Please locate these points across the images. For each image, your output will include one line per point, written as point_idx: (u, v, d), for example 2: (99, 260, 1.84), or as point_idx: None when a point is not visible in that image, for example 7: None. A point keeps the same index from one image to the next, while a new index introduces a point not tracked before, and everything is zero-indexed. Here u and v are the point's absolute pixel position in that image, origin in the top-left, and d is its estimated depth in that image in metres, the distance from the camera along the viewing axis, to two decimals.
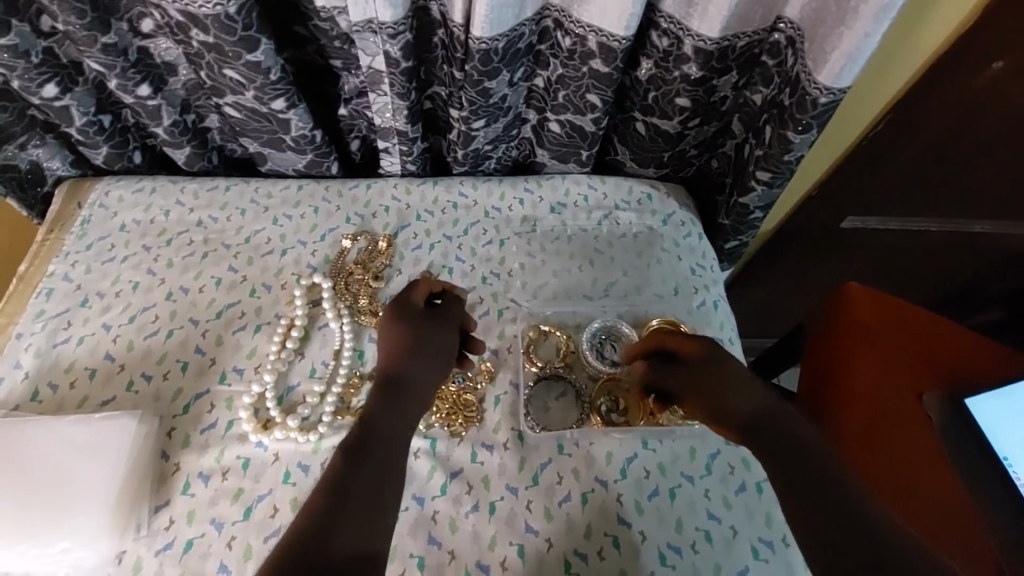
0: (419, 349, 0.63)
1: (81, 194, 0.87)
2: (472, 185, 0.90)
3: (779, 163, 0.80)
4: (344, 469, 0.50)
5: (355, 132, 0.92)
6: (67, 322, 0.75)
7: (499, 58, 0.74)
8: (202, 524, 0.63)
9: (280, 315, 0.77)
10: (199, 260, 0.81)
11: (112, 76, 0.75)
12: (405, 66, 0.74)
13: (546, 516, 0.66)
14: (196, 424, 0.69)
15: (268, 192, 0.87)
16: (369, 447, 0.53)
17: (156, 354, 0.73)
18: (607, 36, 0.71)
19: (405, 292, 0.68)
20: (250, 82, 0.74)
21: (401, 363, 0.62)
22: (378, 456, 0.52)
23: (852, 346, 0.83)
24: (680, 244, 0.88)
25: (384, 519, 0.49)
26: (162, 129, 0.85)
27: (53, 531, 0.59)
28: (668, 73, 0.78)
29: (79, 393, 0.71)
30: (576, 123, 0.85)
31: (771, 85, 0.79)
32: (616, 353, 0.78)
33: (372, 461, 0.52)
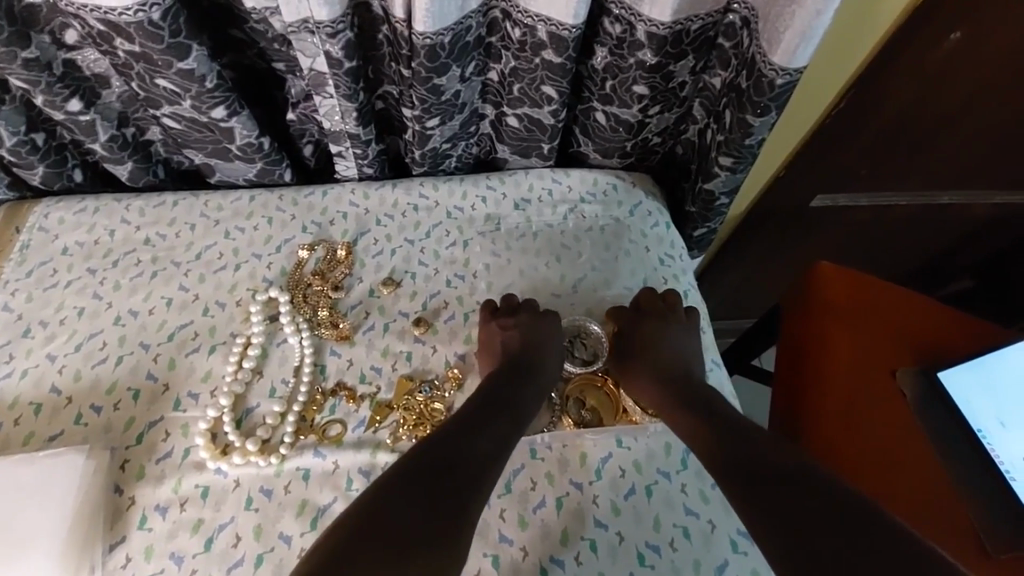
0: (549, 339, 0.73)
1: (18, 217, 0.82)
2: (432, 185, 0.88)
3: (740, 147, 0.78)
4: (448, 447, 0.56)
5: (306, 137, 0.88)
6: (8, 354, 0.71)
7: (446, 53, 0.71)
8: (161, 559, 0.60)
9: (235, 333, 0.74)
10: (148, 280, 0.77)
11: (38, 92, 0.71)
12: (349, 66, 0.71)
13: (521, 523, 0.65)
14: (150, 454, 0.65)
15: (218, 205, 0.84)
16: (498, 414, 0.63)
17: (105, 383, 0.69)
18: (556, 25, 0.69)
19: (546, 316, 0.75)
20: (186, 91, 0.71)
21: (512, 386, 0.67)
22: (459, 478, 0.54)
23: (825, 327, 0.83)
24: (648, 234, 0.87)
25: (453, 546, 0.49)
26: (100, 146, 0.80)
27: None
28: (624, 60, 0.75)
29: (24, 429, 0.67)
30: (534, 116, 0.83)
31: (729, 68, 0.78)
32: (586, 352, 0.77)
33: (451, 481, 0.53)
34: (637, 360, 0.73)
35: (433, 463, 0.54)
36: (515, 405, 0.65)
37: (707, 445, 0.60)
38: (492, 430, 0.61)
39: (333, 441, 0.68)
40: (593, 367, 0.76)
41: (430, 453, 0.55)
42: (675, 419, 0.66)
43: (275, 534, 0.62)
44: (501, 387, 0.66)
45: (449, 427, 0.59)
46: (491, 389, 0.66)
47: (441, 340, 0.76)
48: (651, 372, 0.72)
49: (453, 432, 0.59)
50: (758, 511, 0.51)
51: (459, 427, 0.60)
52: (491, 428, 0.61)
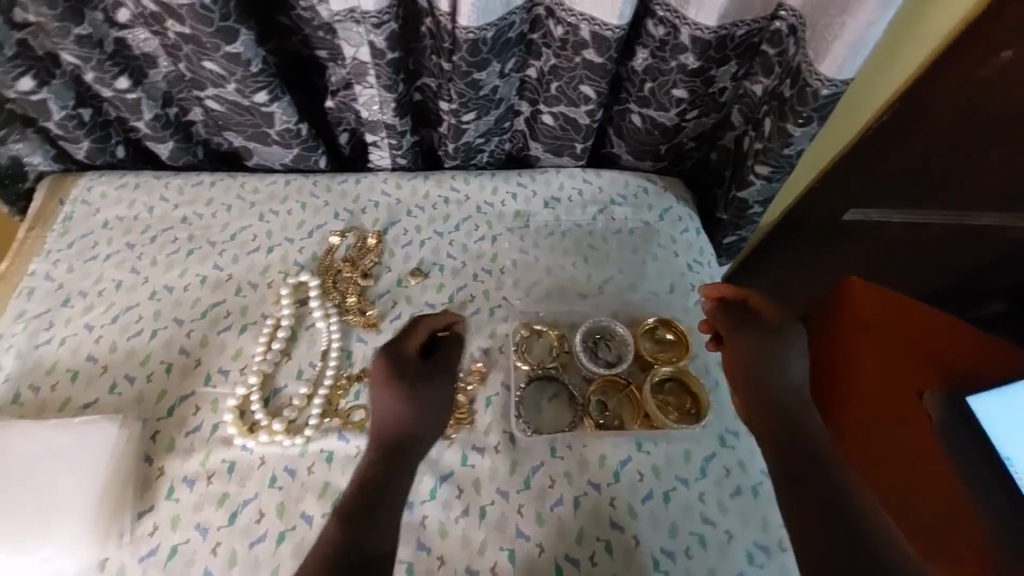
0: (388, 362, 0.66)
1: (63, 189, 0.85)
2: (463, 179, 0.88)
3: (778, 157, 0.77)
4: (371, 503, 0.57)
5: (343, 125, 0.89)
6: (49, 322, 0.73)
7: (488, 48, 0.71)
8: (187, 529, 0.61)
9: (266, 314, 0.76)
10: (184, 258, 0.79)
11: (88, 68, 0.73)
12: (391, 57, 0.72)
13: (538, 520, 0.65)
14: (181, 427, 0.67)
15: (253, 188, 0.85)
16: (406, 460, 0.61)
17: (140, 354, 0.71)
18: (600, 24, 0.68)
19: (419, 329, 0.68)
20: (231, 74, 0.72)
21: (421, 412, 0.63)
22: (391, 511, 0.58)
23: (851, 346, 0.85)
24: (677, 240, 0.87)
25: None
26: (145, 124, 0.82)
27: (42, 539, 0.58)
28: (665, 63, 0.75)
29: (61, 395, 0.69)
30: (569, 115, 0.83)
31: (771, 75, 0.77)
32: (610, 353, 0.76)
33: (383, 517, 0.57)
34: (749, 342, 0.65)
35: (372, 500, 0.57)
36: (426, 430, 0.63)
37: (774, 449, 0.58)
38: (416, 455, 0.62)
39: (357, 426, 0.69)
40: (616, 369, 0.74)
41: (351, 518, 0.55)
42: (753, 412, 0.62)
43: (297, 512, 0.63)
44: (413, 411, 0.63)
45: (382, 458, 0.61)
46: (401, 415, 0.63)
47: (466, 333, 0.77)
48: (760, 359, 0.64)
49: (370, 492, 0.58)
50: (793, 507, 0.53)
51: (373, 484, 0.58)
52: (404, 480, 0.60)
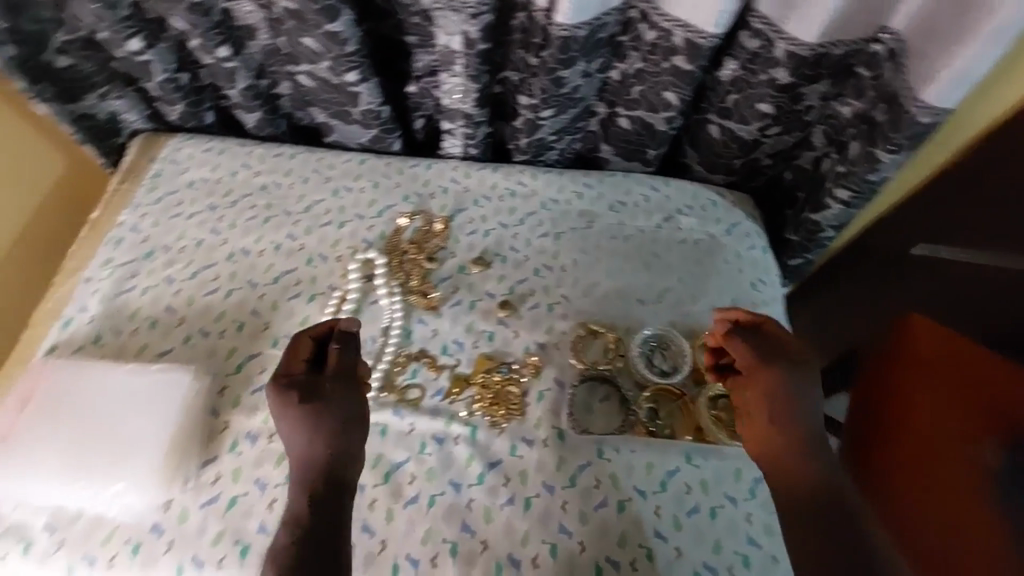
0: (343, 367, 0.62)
1: (154, 148, 0.90)
2: (531, 174, 0.89)
3: (861, 182, 0.77)
4: (311, 537, 0.52)
5: (420, 110, 0.91)
6: (133, 271, 0.77)
7: (578, 47, 0.71)
8: (247, 482, 0.64)
9: (333, 286, 0.78)
10: (261, 224, 0.82)
11: (195, 34, 0.77)
12: (482, 48, 0.74)
13: (581, 519, 0.65)
14: (247, 384, 0.70)
15: (330, 163, 0.88)
16: (341, 481, 0.57)
17: (214, 311, 0.74)
18: (696, 32, 0.68)
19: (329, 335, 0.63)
20: (328, 52, 0.74)
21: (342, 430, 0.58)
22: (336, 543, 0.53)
23: (907, 381, 0.80)
24: (743, 256, 0.85)
25: None
26: (237, 93, 0.86)
27: (118, 476, 0.61)
28: (754, 76, 0.74)
29: (140, 341, 0.72)
30: (647, 120, 0.83)
31: (863, 98, 0.74)
32: (665, 362, 0.75)
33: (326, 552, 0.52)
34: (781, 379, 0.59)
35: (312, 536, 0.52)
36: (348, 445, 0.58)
37: (795, 500, 0.54)
38: (348, 478, 0.57)
39: (412, 404, 0.71)
40: (671, 379, 0.74)
41: (295, 553, 0.51)
42: (770, 457, 0.57)
43: None
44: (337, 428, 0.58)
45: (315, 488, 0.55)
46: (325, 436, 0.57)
47: (524, 325, 0.78)
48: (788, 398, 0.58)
49: (307, 524, 0.53)
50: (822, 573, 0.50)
51: (307, 517, 0.54)
52: (343, 507, 0.55)
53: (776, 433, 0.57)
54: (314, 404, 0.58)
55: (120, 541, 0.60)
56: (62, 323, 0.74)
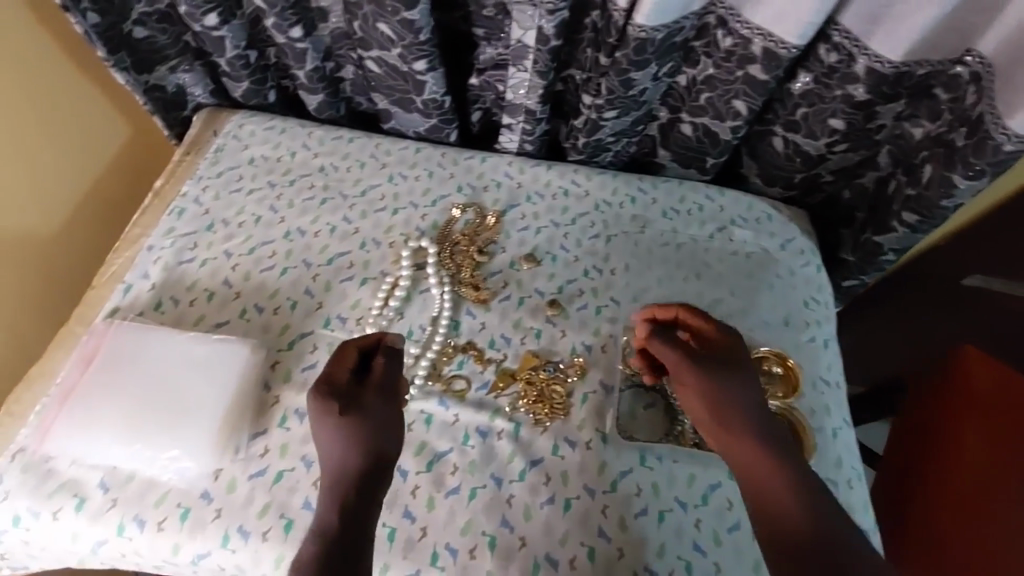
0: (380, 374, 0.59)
1: (217, 122, 0.91)
2: (586, 174, 0.88)
3: (933, 208, 0.75)
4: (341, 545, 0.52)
5: (479, 103, 0.91)
6: (193, 243, 0.79)
7: (653, 50, 0.71)
8: (294, 458, 0.65)
9: (385, 272, 0.79)
10: (318, 205, 0.83)
11: (271, 14, 0.78)
12: (554, 44, 0.74)
13: (621, 525, 0.64)
14: (298, 361, 0.71)
15: (387, 150, 0.89)
16: (367, 495, 0.55)
17: (269, 288, 0.76)
18: (776, 41, 0.68)
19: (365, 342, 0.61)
20: (400, 40, 0.75)
21: (372, 441, 0.56)
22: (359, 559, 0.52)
23: (960, 411, 0.78)
24: (797, 273, 0.83)
25: None
26: (303, 74, 0.87)
27: (175, 441, 0.63)
28: (828, 90, 0.73)
29: (197, 311, 0.74)
30: (711, 128, 0.82)
31: (938, 120, 0.72)
32: None
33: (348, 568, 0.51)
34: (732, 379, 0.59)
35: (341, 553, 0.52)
36: (381, 458, 0.56)
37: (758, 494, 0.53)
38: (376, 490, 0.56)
39: (457, 395, 0.71)
40: None
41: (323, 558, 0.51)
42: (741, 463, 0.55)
43: None
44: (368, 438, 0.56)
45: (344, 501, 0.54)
46: (355, 447, 0.55)
47: (571, 326, 0.77)
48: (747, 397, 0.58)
49: (337, 531, 0.52)
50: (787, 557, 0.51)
51: (337, 521, 0.53)
52: (371, 517, 0.55)
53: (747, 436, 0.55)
54: (359, 414, 0.57)
55: (171, 505, 0.62)
56: (123, 288, 0.76)
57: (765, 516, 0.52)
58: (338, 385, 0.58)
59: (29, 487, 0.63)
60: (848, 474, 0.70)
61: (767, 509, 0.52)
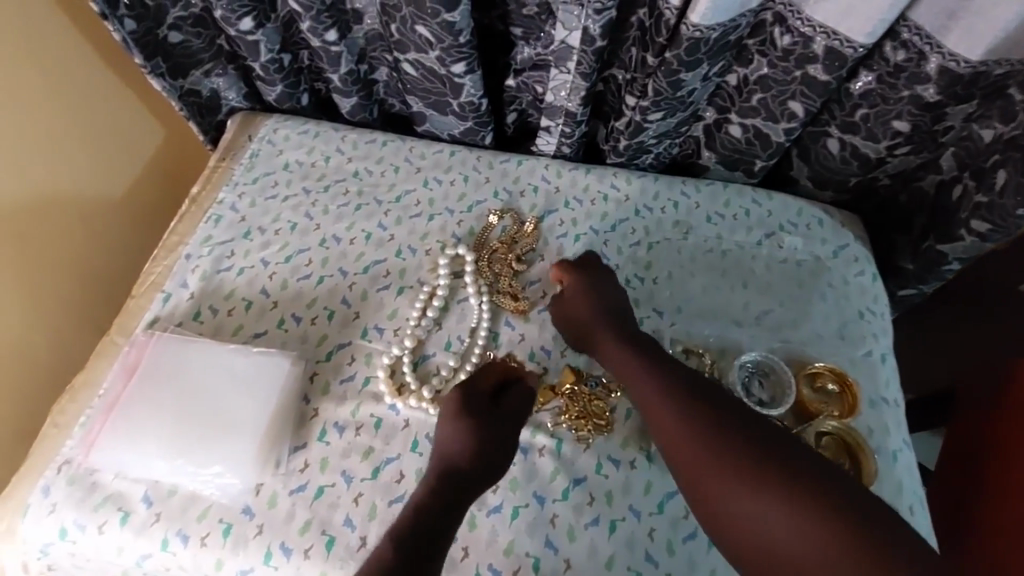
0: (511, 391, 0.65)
1: (251, 127, 0.90)
2: (626, 178, 0.85)
3: (1008, 216, 0.70)
4: (431, 524, 0.55)
5: (515, 104, 0.88)
6: (230, 251, 0.78)
7: (707, 49, 0.67)
8: (333, 473, 0.64)
9: (422, 281, 0.77)
10: (353, 212, 0.81)
11: (307, 17, 0.76)
12: (600, 45, 0.71)
13: (668, 549, 0.62)
14: (336, 373, 0.70)
15: (422, 153, 0.87)
16: (469, 486, 0.59)
17: (306, 297, 0.75)
18: (842, 40, 0.64)
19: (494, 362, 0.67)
20: (439, 42, 0.73)
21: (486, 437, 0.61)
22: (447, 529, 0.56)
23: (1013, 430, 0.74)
24: (851, 282, 0.79)
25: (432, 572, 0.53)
26: (338, 77, 0.85)
27: (217, 457, 0.62)
28: (894, 90, 0.69)
29: (235, 321, 0.73)
30: (763, 130, 0.78)
31: (1013, 123, 0.67)
32: (765, 392, 0.70)
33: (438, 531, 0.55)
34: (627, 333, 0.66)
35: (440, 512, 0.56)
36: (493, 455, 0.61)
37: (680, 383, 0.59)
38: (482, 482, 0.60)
39: None
40: (771, 410, 0.68)
41: (409, 536, 0.54)
42: (688, 468, 0.52)
43: None
44: (486, 436, 0.61)
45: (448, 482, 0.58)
46: (469, 442, 0.60)
47: None
48: (669, 381, 0.58)
49: (433, 509, 0.56)
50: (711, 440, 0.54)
51: (434, 497, 0.57)
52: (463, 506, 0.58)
53: (682, 434, 0.53)
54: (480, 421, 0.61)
55: (214, 519, 0.62)
56: (162, 298, 0.76)
57: (736, 530, 0.48)
58: (476, 394, 0.64)
59: (75, 500, 0.63)
60: (909, 499, 0.66)
61: (728, 519, 0.49)
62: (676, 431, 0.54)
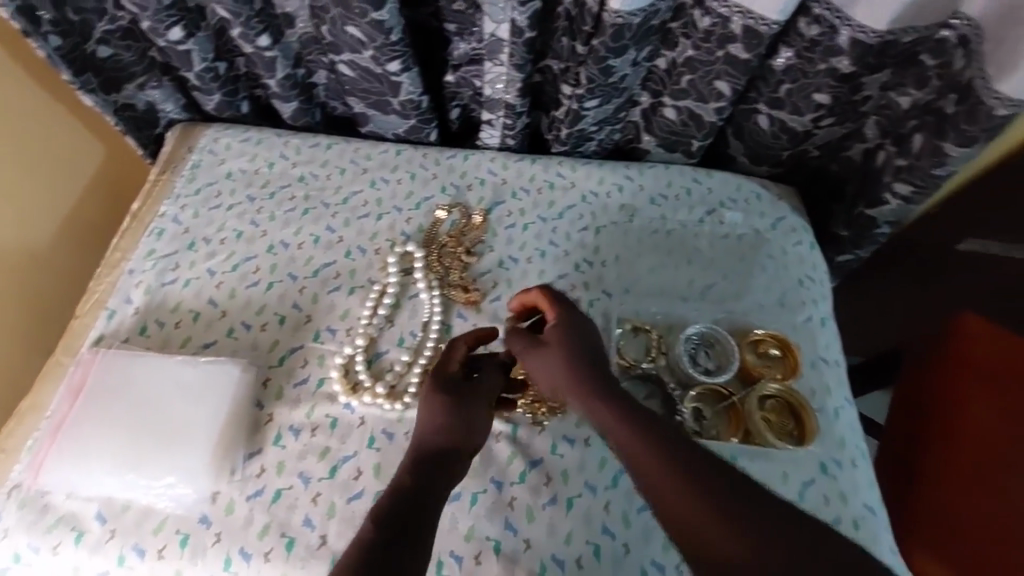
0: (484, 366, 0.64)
1: (191, 138, 0.89)
2: (570, 166, 0.87)
3: (926, 176, 0.74)
4: (412, 504, 0.50)
5: (457, 100, 0.89)
6: (175, 263, 0.77)
7: (631, 35, 0.69)
8: (290, 476, 0.64)
9: (373, 280, 0.77)
10: (299, 216, 0.81)
11: (237, 23, 0.76)
12: (529, 36, 0.72)
13: (625, 520, 0.64)
14: (289, 377, 0.70)
15: (367, 154, 0.87)
16: (449, 463, 0.55)
17: (255, 304, 0.74)
18: (756, 19, 0.66)
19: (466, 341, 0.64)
20: (371, 41, 0.73)
21: (466, 407, 0.59)
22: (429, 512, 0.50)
23: (959, 382, 0.78)
24: (789, 253, 0.82)
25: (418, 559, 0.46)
26: (275, 82, 0.85)
27: (170, 468, 0.62)
28: (812, 65, 0.72)
29: (183, 333, 0.73)
30: (695, 111, 0.80)
31: (925, 88, 0.71)
32: (711, 361, 0.73)
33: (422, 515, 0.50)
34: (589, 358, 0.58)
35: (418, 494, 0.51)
36: (472, 428, 0.58)
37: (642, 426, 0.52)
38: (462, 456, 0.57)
39: None
40: (717, 378, 0.71)
41: (387, 518, 0.48)
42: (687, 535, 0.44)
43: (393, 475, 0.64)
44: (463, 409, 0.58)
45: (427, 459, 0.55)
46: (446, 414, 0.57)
47: None
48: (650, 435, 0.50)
49: (412, 491, 0.51)
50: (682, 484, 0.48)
51: (411, 480, 0.53)
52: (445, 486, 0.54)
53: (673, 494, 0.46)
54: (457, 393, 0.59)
55: (170, 532, 0.61)
56: (107, 315, 0.74)
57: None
58: (447, 373, 0.61)
59: (26, 523, 0.62)
60: (852, 452, 0.69)
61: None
62: (698, 517, 0.44)
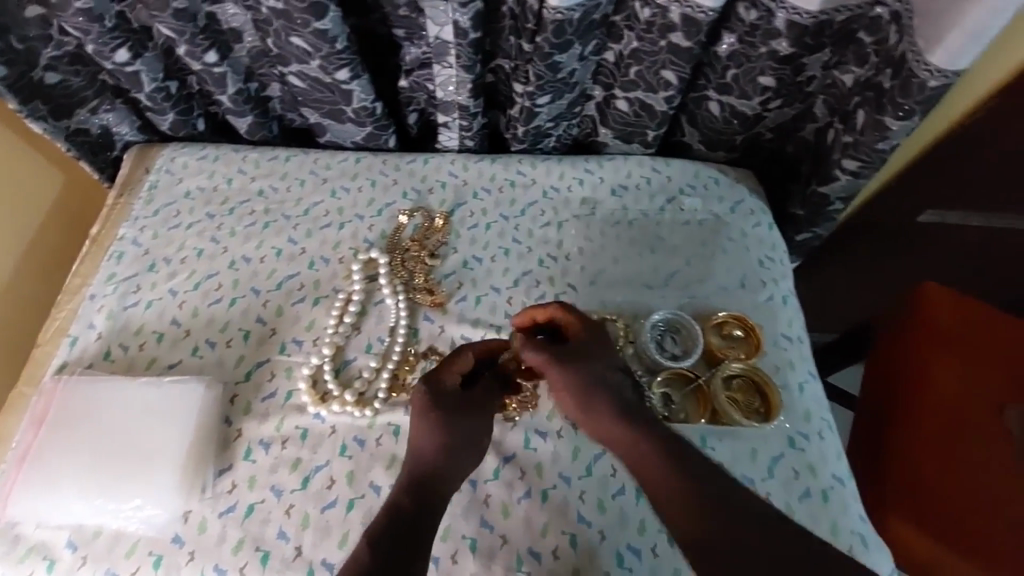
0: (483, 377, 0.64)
1: (147, 160, 0.89)
2: (530, 163, 0.87)
3: (871, 151, 0.75)
4: (409, 522, 0.52)
5: (413, 105, 0.89)
6: (136, 286, 0.77)
7: (573, 30, 0.70)
8: (263, 490, 0.64)
9: (337, 289, 0.77)
10: (260, 230, 0.81)
11: (181, 41, 0.76)
12: (473, 36, 0.73)
13: (600, 508, 0.64)
14: (257, 392, 0.70)
15: (326, 164, 0.87)
16: (445, 481, 0.57)
17: (219, 321, 0.74)
18: (693, 7, 0.67)
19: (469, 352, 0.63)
20: (317, 51, 0.73)
21: (462, 423, 0.59)
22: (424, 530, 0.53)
23: (925, 351, 0.80)
24: (749, 234, 0.83)
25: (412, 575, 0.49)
26: (228, 98, 0.84)
27: (140, 491, 0.61)
28: (754, 49, 0.73)
29: (148, 355, 0.72)
30: (646, 101, 0.81)
31: (866, 65, 0.73)
32: (677, 347, 0.74)
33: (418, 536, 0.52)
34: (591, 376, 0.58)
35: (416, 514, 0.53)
36: (469, 445, 0.59)
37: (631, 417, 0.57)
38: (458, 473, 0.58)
39: None
40: (683, 362, 0.72)
41: (384, 540, 0.50)
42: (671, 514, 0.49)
43: (366, 481, 0.64)
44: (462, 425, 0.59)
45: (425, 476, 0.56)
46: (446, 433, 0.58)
47: None
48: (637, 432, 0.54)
49: (409, 510, 0.53)
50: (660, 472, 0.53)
51: (410, 502, 0.54)
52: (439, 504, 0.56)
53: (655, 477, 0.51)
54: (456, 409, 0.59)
55: (143, 554, 0.61)
56: (69, 342, 0.74)
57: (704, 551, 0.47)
58: (444, 386, 0.60)
59: None
60: (819, 424, 0.71)
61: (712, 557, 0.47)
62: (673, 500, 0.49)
